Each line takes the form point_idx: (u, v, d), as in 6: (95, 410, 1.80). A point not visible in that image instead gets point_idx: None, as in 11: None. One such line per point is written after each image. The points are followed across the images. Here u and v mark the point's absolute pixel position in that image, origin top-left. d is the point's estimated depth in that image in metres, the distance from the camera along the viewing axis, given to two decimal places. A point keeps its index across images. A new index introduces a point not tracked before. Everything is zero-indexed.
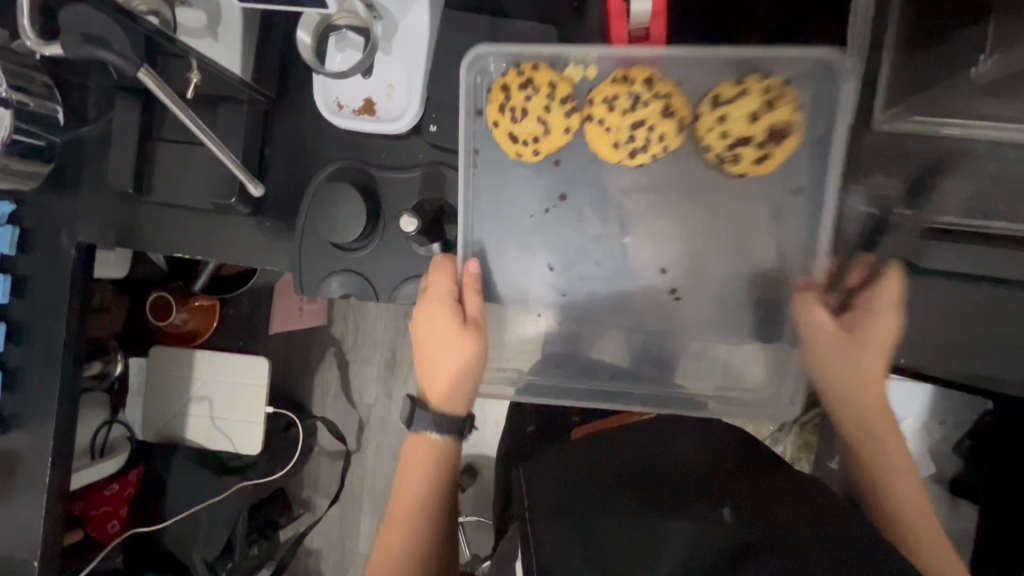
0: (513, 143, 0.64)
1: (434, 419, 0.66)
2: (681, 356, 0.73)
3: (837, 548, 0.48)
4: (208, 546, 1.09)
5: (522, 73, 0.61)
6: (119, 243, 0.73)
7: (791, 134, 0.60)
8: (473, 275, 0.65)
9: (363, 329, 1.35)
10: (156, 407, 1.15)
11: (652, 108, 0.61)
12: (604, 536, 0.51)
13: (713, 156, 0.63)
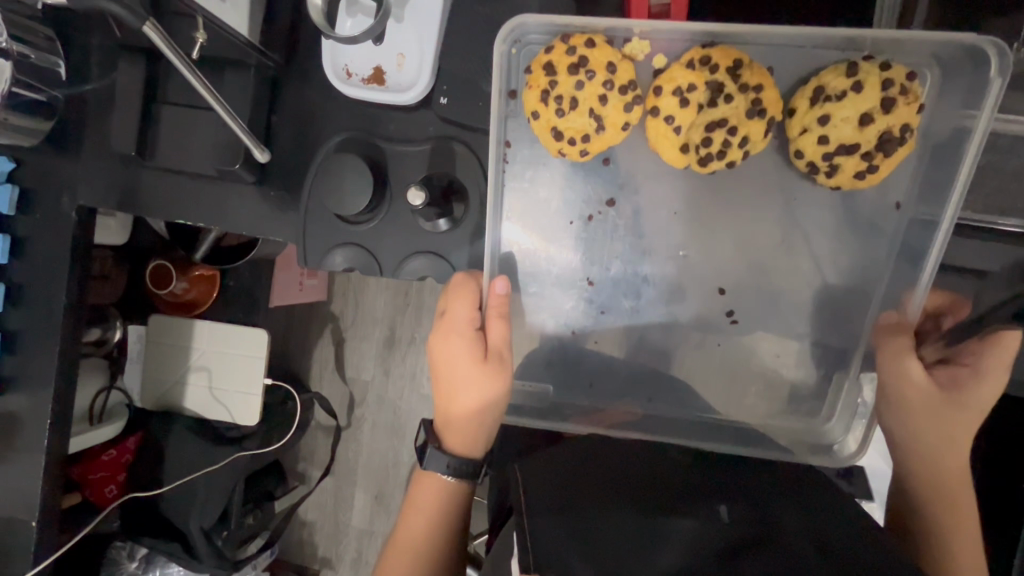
0: (557, 138, 0.62)
1: (450, 457, 0.66)
2: (687, 362, 0.71)
3: (827, 546, 0.52)
4: (205, 516, 1.09)
5: (572, 53, 0.59)
6: (118, 207, 0.72)
7: (906, 140, 0.58)
8: (500, 297, 0.62)
9: (363, 306, 1.35)
10: (155, 376, 1.15)
11: (734, 106, 0.59)
12: (604, 531, 0.52)
13: (806, 163, 0.62)
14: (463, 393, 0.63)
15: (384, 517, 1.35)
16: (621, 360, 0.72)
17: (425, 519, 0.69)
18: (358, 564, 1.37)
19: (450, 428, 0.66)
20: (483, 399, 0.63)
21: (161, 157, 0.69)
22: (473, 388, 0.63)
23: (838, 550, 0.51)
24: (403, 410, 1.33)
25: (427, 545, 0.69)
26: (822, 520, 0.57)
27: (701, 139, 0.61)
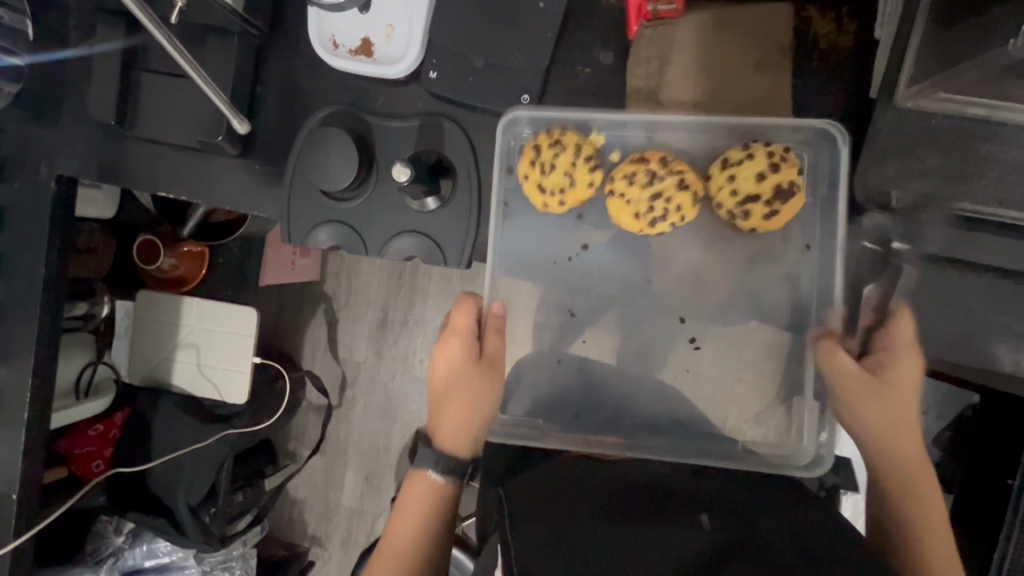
0: (541, 194, 0.62)
1: (438, 454, 0.65)
2: (667, 382, 0.69)
3: (816, 551, 0.50)
4: (192, 490, 1.07)
5: (552, 135, 0.61)
6: (100, 178, 0.70)
7: (797, 192, 0.59)
8: (496, 316, 0.67)
9: (356, 288, 1.34)
10: (143, 352, 1.14)
11: (668, 182, 0.60)
12: (583, 540, 0.51)
13: (724, 213, 0.62)
14: (457, 395, 0.65)
15: (374, 498, 1.35)
16: (608, 367, 0.70)
17: (410, 528, 0.64)
18: (347, 544, 1.37)
19: (442, 436, 0.66)
20: (472, 400, 0.65)
21: (143, 127, 0.67)
22: (466, 388, 0.65)
23: (827, 555, 0.49)
24: (394, 392, 1.33)
25: (413, 555, 0.63)
26: (812, 528, 0.53)
27: (647, 206, 0.60)
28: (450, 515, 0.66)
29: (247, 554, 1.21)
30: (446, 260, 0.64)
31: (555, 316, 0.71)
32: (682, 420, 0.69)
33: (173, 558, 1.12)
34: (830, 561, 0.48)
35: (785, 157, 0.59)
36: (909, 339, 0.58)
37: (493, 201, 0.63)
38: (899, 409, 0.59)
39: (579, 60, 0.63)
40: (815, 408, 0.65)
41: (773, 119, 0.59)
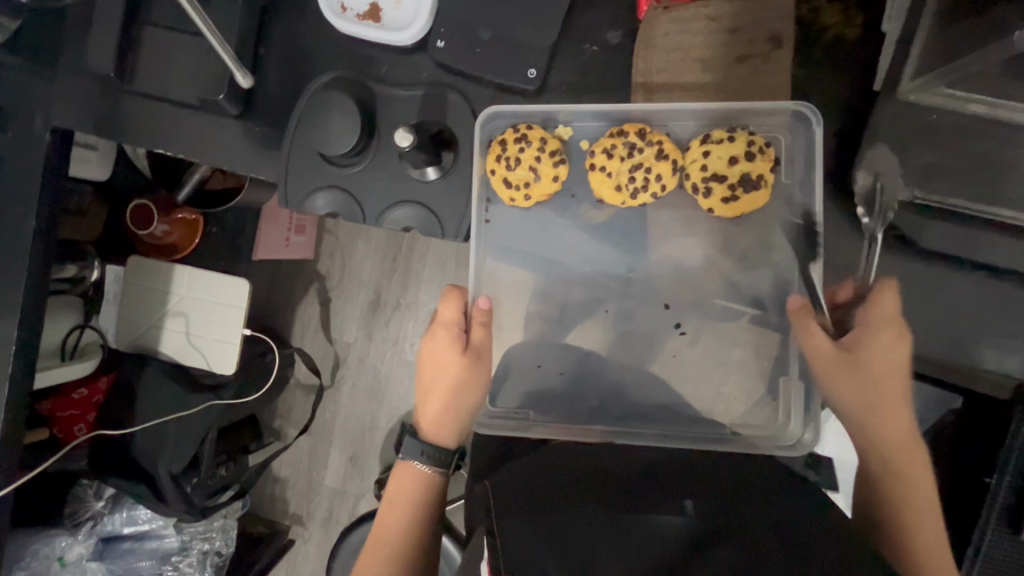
0: (507, 190, 0.63)
1: (422, 448, 0.66)
2: (660, 369, 0.70)
3: (792, 538, 0.49)
4: (175, 460, 1.06)
5: (517, 131, 0.62)
6: (96, 132, 0.69)
7: (764, 186, 0.60)
8: (482, 310, 0.64)
9: (349, 268, 1.33)
10: (131, 317, 1.12)
11: (648, 153, 0.62)
12: (571, 535, 0.50)
13: (688, 186, 0.62)
14: (438, 386, 0.64)
15: (358, 479, 1.35)
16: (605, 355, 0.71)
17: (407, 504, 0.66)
18: (328, 524, 1.37)
19: (426, 428, 0.66)
20: (455, 390, 0.64)
21: (142, 82, 0.66)
22: (447, 379, 0.64)
23: (804, 542, 0.49)
24: (382, 375, 1.33)
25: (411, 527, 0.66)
26: (797, 514, 0.53)
27: (628, 177, 0.62)
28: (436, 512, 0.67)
29: (228, 525, 1.21)
30: (444, 232, 0.64)
31: (555, 298, 0.70)
32: (670, 409, 0.69)
33: (153, 526, 1.11)
34: (814, 548, 0.48)
35: (764, 150, 0.60)
36: (891, 314, 0.56)
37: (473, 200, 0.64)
38: (889, 398, 0.58)
39: (588, 38, 0.62)
40: (803, 394, 0.65)
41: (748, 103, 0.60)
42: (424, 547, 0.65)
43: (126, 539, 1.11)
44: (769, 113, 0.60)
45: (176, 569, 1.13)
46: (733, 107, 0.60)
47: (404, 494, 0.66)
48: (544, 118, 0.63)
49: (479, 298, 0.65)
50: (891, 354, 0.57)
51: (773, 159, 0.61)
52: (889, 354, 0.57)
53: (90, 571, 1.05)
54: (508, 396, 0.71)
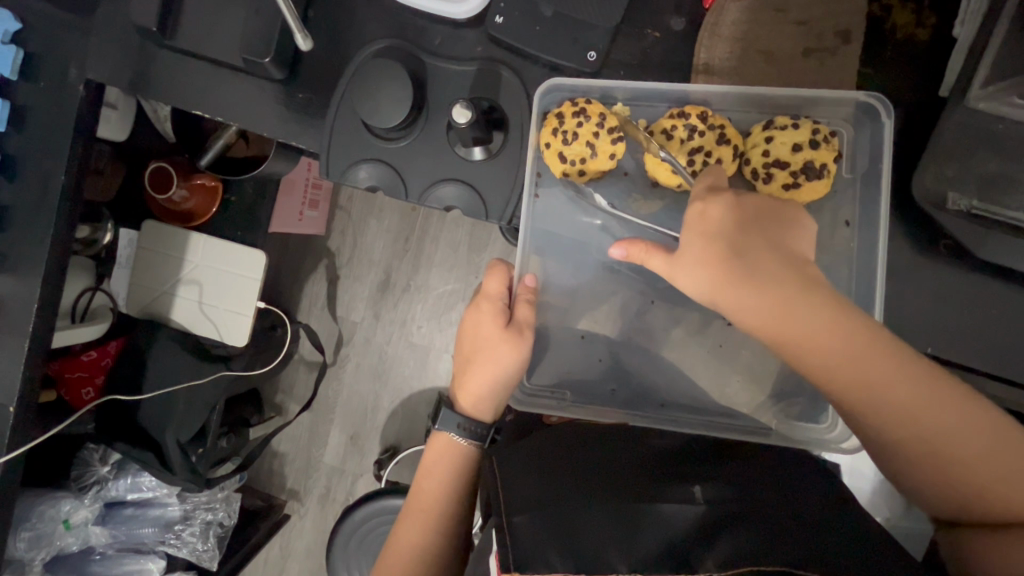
0: (561, 163, 0.61)
1: (461, 420, 0.67)
2: (695, 360, 0.70)
3: (815, 531, 0.50)
4: (183, 428, 1.04)
5: (575, 105, 0.60)
6: (127, 86, 0.67)
7: (825, 176, 0.60)
8: (528, 288, 0.65)
9: (361, 247, 1.31)
10: (145, 283, 1.10)
11: (709, 137, 0.60)
12: (587, 525, 0.49)
13: (748, 173, 0.61)
14: (479, 358, 0.64)
15: (357, 458, 1.33)
16: (628, 340, 0.71)
17: (437, 481, 0.68)
18: (325, 501, 1.33)
19: (464, 400, 0.67)
20: (501, 368, 0.63)
21: (182, 38, 0.64)
22: (489, 353, 0.63)
23: (825, 537, 0.49)
24: (387, 356, 1.30)
25: (437, 512, 0.67)
26: (816, 506, 0.54)
27: (686, 160, 0.61)
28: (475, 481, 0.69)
29: (231, 498, 1.19)
30: (488, 214, 0.63)
31: (599, 280, 0.71)
32: (695, 401, 0.70)
33: (157, 494, 1.10)
34: (832, 538, 0.49)
35: (829, 139, 0.60)
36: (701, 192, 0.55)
37: (525, 172, 0.62)
38: (812, 341, 0.50)
39: (648, 24, 0.62)
40: None
41: (813, 92, 0.60)
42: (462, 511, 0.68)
43: (129, 505, 1.10)
44: (835, 102, 0.61)
45: (178, 538, 1.12)
46: (797, 94, 0.61)
47: (442, 466, 0.68)
48: (603, 95, 0.62)
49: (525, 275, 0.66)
50: (760, 300, 0.51)
51: (836, 151, 0.60)
52: (757, 293, 0.51)
53: (93, 535, 1.04)
54: (543, 374, 0.71)
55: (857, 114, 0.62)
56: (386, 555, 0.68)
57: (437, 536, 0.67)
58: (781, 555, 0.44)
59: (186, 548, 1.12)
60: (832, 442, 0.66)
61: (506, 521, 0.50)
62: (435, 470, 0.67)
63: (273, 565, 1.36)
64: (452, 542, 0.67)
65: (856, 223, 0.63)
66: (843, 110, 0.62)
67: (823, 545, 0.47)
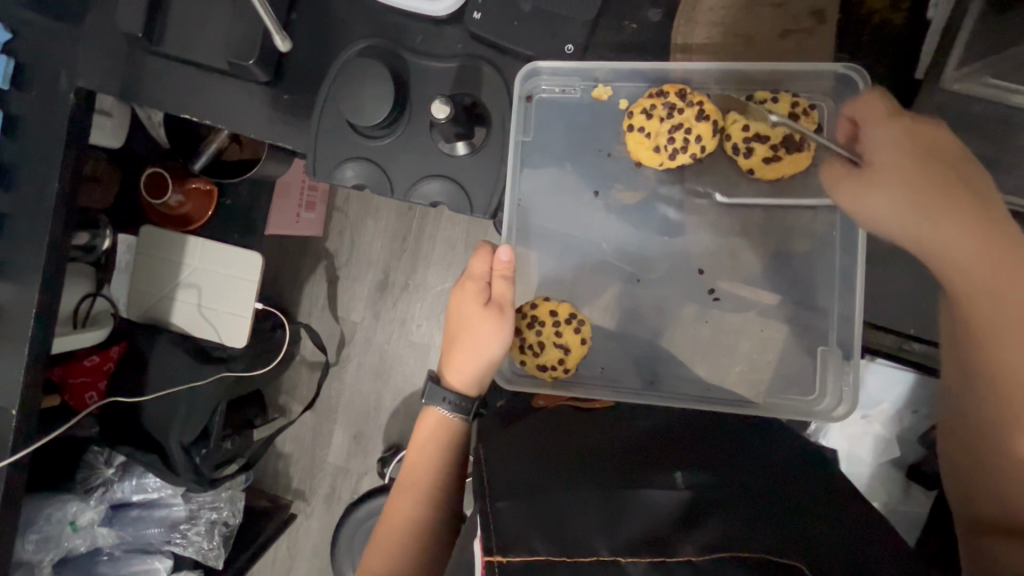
0: (542, 371, 0.68)
1: (445, 395, 0.67)
2: (682, 345, 0.71)
3: (792, 523, 0.49)
4: (186, 429, 1.06)
5: (524, 314, 0.68)
6: (120, 92, 0.68)
7: (804, 150, 0.63)
8: (505, 263, 0.64)
9: (358, 246, 1.32)
10: (144, 288, 1.11)
11: (688, 114, 0.62)
12: (569, 515, 0.48)
13: (728, 146, 0.64)
14: (463, 339, 0.65)
15: (361, 456, 1.34)
16: (617, 329, 0.72)
17: (425, 458, 0.68)
18: (330, 500, 1.35)
19: (451, 376, 0.67)
20: (483, 345, 0.64)
21: (169, 46, 0.66)
22: (472, 333, 0.64)
23: (800, 526, 0.49)
24: (388, 355, 1.32)
25: (429, 485, 0.68)
26: (802, 500, 0.55)
27: (667, 138, 0.63)
28: (464, 456, 0.70)
29: (235, 497, 1.21)
30: (473, 208, 0.64)
31: (586, 264, 0.72)
32: (686, 380, 0.71)
33: (162, 495, 1.11)
34: (811, 527, 0.50)
35: (809, 112, 0.62)
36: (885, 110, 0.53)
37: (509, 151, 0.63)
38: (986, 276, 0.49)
39: (627, 15, 0.63)
40: (836, 354, 0.67)
41: (791, 68, 0.61)
42: (453, 485, 0.69)
43: (135, 506, 1.11)
44: (814, 78, 0.62)
45: (184, 538, 1.13)
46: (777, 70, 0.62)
47: (431, 442, 0.68)
48: (583, 78, 0.65)
49: (501, 249, 0.65)
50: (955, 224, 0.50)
51: (816, 123, 0.62)
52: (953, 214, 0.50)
53: (100, 537, 1.05)
54: None
55: (834, 85, 0.63)
56: (377, 527, 0.69)
57: (426, 510, 0.67)
58: (762, 542, 0.45)
59: (192, 547, 1.14)
60: (824, 415, 0.66)
61: (490, 508, 0.49)
62: (422, 446, 0.68)
63: (281, 564, 1.37)
64: (441, 518, 0.67)
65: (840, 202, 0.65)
66: (821, 85, 0.63)
67: (802, 534, 0.48)
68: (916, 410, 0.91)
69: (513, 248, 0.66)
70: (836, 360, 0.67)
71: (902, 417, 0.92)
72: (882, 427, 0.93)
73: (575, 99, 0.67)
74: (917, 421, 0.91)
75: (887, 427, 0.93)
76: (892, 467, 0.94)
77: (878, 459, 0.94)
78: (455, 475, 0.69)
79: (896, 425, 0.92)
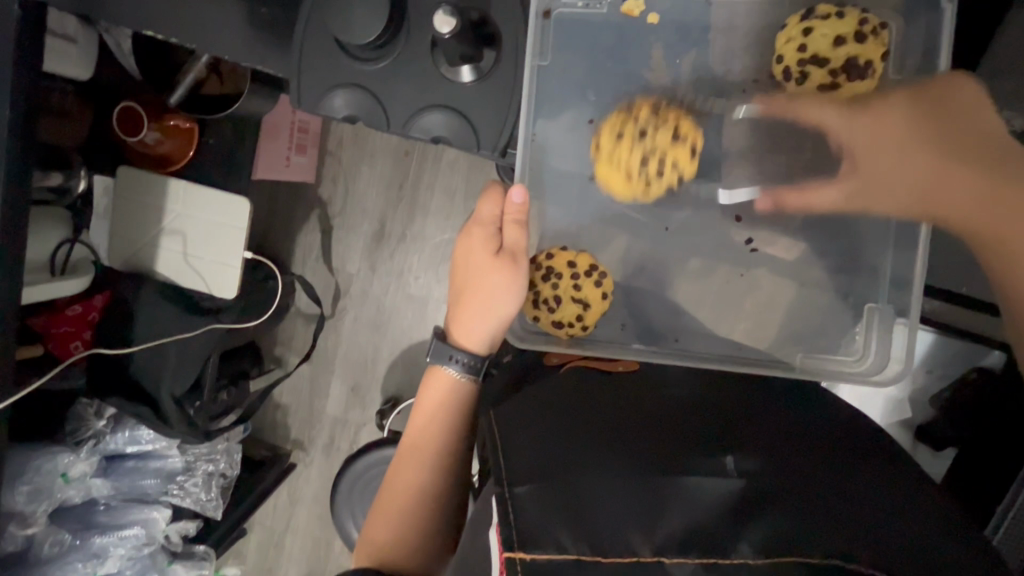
0: (557, 328, 0.63)
1: (452, 352, 0.62)
2: (708, 296, 0.67)
3: (873, 530, 0.44)
4: (177, 382, 1.01)
5: (539, 266, 0.63)
6: (74, 9, 0.60)
7: (868, 74, 0.57)
8: (517, 206, 0.58)
9: (353, 193, 1.24)
10: (126, 233, 1.05)
11: (662, 135, 0.60)
12: (607, 505, 0.43)
13: (781, 69, 0.60)
14: (472, 290, 0.60)
15: (360, 408, 1.31)
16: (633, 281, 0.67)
17: (429, 422, 0.64)
18: (330, 450, 1.34)
19: (458, 334, 0.62)
20: (495, 296, 0.59)
21: None
22: (482, 284, 0.59)
23: (887, 534, 0.44)
24: (385, 307, 1.27)
25: (435, 453, 0.63)
26: (875, 494, 0.50)
27: (642, 164, 0.61)
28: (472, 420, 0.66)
29: (232, 449, 1.19)
30: (480, 145, 0.57)
31: (608, 213, 0.66)
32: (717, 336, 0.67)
33: (156, 447, 1.09)
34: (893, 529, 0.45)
35: (877, 31, 0.57)
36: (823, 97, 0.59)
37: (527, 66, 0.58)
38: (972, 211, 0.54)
39: None
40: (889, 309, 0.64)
41: None
42: (463, 451, 0.65)
43: (129, 458, 1.09)
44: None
45: (182, 489, 1.12)
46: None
47: (437, 406, 0.64)
48: None
49: (512, 188, 0.59)
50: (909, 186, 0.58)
51: (882, 44, 0.57)
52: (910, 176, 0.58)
53: (94, 487, 1.04)
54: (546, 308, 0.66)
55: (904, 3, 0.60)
56: (380, 490, 0.66)
57: (433, 478, 0.63)
58: (830, 543, 0.41)
59: (190, 498, 1.13)
60: (851, 370, 0.65)
61: (507, 492, 0.45)
62: (427, 409, 0.63)
63: (281, 514, 1.37)
64: (450, 484, 0.64)
65: None
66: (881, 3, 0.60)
67: (888, 540, 0.43)
68: (931, 370, 0.88)
69: (525, 188, 0.59)
70: (878, 316, 0.64)
71: (916, 377, 0.89)
72: (895, 387, 0.91)
73: (600, 15, 0.62)
74: (932, 380, 0.89)
75: (900, 387, 0.91)
76: (903, 427, 0.91)
77: (888, 418, 0.92)
78: (464, 440, 0.65)
79: (909, 385, 0.90)
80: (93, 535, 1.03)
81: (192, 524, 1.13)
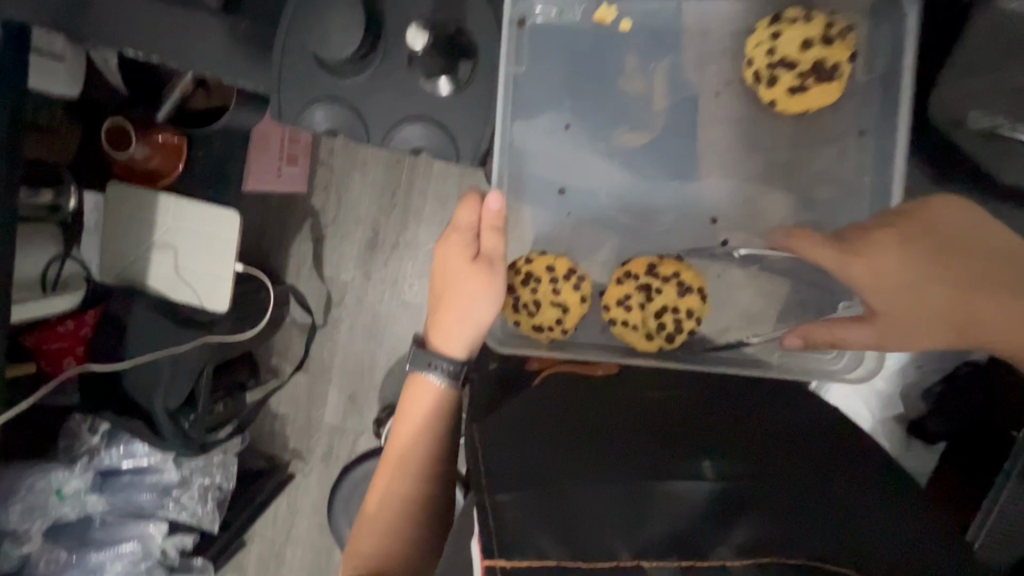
0: (538, 333, 0.64)
1: (431, 359, 0.63)
2: None
3: (849, 534, 0.44)
4: (172, 395, 1.00)
5: (519, 271, 0.63)
6: (56, 30, 0.60)
7: (835, 77, 0.58)
8: (494, 212, 0.59)
9: (344, 202, 1.24)
10: (117, 249, 1.05)
11: (667, 292, 0.62)
12: (586, 512, 0.43)
13: (752, 73, 0.61)
14: (450, 297, 0.60)
15: (357, 416, 1.31)
16: None
17: (412, 429, 0.64)
18: (328, 459, 1.33)
19: (438, 341, 0.63)
20: (473, 302, 0.59)
21: None
22: (459, 290, 0.60)
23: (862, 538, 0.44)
24: (380, 314, 1.27)
25: (418, 459, 0.64)
26: (856, 503, 0.50)
27: (656, 321, 0.63)
28: (454, 425, 0.66)
29: (228, 462, 1.19)
30: (459, 154, 0.58)
31: (590, 217, 0.67)
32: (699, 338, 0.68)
33: (151, 461, 1.08)
34: (872, 536, 0.45)
35: (845, 34, 0.58)
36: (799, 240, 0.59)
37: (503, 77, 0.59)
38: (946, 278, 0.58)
39: None
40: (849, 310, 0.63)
41: None
42: (446, 457, 0.65)
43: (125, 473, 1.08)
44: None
45: (178, 503, 1.10)
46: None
47: (418, 414, 0.64)
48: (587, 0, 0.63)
49: (491, 196, 0.59)
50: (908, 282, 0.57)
51: (851, 47, 0.58)
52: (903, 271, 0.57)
53: (90, 504, 1.04)
54: None
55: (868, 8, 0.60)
56: (367, 501, 0.66)
57: (417, 484, 0.63)
58: (806, 547, 0.41)
59: (186, 512, 1.11)
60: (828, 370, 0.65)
61: (489, 499, 0.45)
62: (408, 416, 0.64)
63: (281, 524, 1.37)
64: (434, 490, 0.64)
65: (872, 133, 0.62)
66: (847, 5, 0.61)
67: (864, 545, 0.43)
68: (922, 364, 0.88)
69: (502, 195, 0.60)
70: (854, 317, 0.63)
71: (907, 372, 0.89)
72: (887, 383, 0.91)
73: (575, 23, 0.63)
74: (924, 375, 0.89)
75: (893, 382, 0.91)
76: (898, 423, 0.91)
77: (882, 413, 0.91)
78: (447, 445, 0.66)
79: (902, 380, 0.90)
80: (89, 552, 1.04)
81: (190, 538, 1.12)
